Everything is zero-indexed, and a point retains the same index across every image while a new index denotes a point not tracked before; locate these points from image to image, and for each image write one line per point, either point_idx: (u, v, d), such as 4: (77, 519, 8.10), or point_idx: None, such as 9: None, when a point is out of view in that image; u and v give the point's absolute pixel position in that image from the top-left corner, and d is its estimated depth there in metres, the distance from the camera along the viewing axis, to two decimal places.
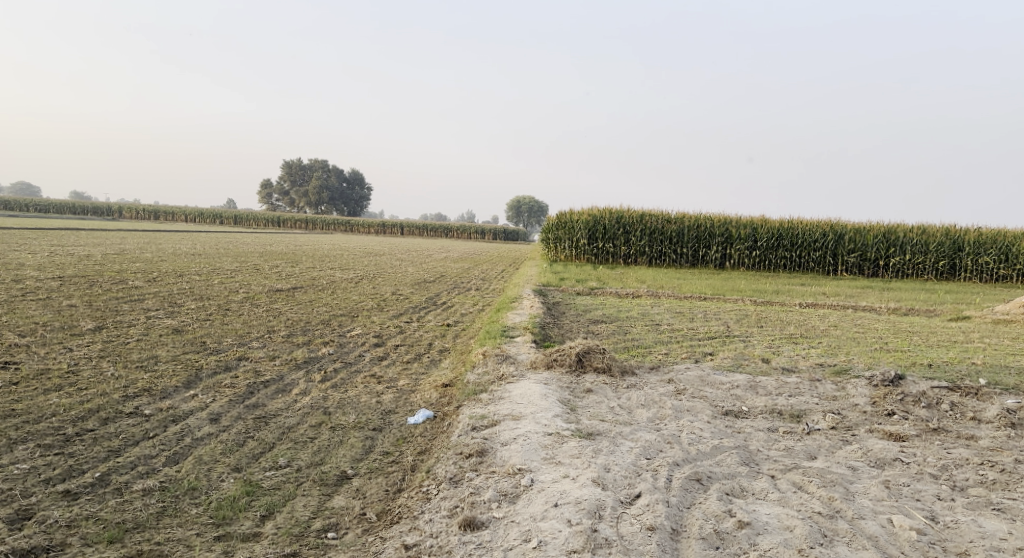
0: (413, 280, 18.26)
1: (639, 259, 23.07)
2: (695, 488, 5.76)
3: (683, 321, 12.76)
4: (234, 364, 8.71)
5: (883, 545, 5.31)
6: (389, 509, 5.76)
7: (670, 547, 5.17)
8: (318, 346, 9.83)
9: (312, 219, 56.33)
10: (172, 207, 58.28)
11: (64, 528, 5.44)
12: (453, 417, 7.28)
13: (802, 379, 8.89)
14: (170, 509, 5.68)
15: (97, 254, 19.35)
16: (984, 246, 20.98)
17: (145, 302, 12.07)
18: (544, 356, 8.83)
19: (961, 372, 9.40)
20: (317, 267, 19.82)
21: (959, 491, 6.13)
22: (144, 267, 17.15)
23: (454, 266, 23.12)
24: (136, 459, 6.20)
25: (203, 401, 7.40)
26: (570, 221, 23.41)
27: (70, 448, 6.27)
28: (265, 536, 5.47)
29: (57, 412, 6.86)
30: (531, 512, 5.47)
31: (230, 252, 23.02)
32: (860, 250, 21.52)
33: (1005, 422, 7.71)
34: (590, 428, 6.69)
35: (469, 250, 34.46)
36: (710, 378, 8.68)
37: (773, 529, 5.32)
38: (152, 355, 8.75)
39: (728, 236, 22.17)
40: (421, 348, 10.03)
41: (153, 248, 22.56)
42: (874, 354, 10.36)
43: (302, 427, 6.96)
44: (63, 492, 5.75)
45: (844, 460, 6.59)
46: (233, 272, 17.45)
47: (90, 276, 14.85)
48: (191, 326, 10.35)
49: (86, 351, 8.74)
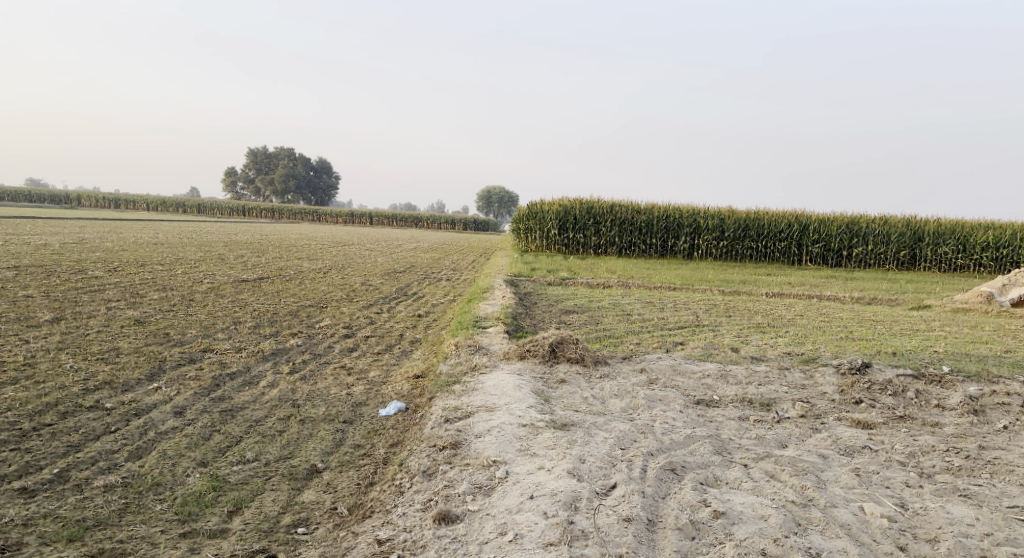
0: (383, 269, 18.09)
1: (609, 250, 23.10)
2: (670, 478, 5.75)
3: (653, 311, 12.76)
4: (199, 355, 8.53)
5: (856, 533, 5.34)
6: (361, 502, 5.67)
7: (646, 539, 5.14)
8: (285, 337, 9.67)
9: (278, 209, 55.51)
10: (131, 196, 57.05)
11: (20, 526, 5.27)
12: (425, 409, 7.19)
13: (771, 368, 8.94)
14: (133, 506, 5.53)
15: (54, 244, 18.82)
16: (943, 237, 21.36)
17: (106, 293, 11.76)
18: (516, 347, 8.77)
19: (925, 360, 9.52)
20: (283, 257, 19.52)
21: (927, 477, 6.19)
22: (104, 256, 16.74)
23: (424, 255, 22.92)
24: (97, 454, 6.02)
25: (167, 394, 7.22)
26: (539, 211, 23.34)
27: (27, 443, 6.08)
28: (232, 532, 5.36)
29: (13, 405, 6.66)
30: (507, 505, 5.41)
31: (194, 242, 22.56)
32: (824, 241, 21.72)
33: (968, 409, 7.83)
34: (564, 419, 6.64)
35: (438, 240, 34.19)
36: (682, 367, 8.70)
37: (748, 519, 5.32)
38: (113, 347, 8.54)
39: (697, 226, 22.28)
40: (392, 340, 9.93)
41: (114, 238, 21.98)
42: (841, 343, 10.47)
43: (270, 420, 6.82)
44: (20, 489, 5.57)
45: (814, 448, 6.63)
46: (197, 261, 17.09)
47: (48, 265, 14.45)
48: (154, 318, 10.11)
49: (44, 343, 8.50)
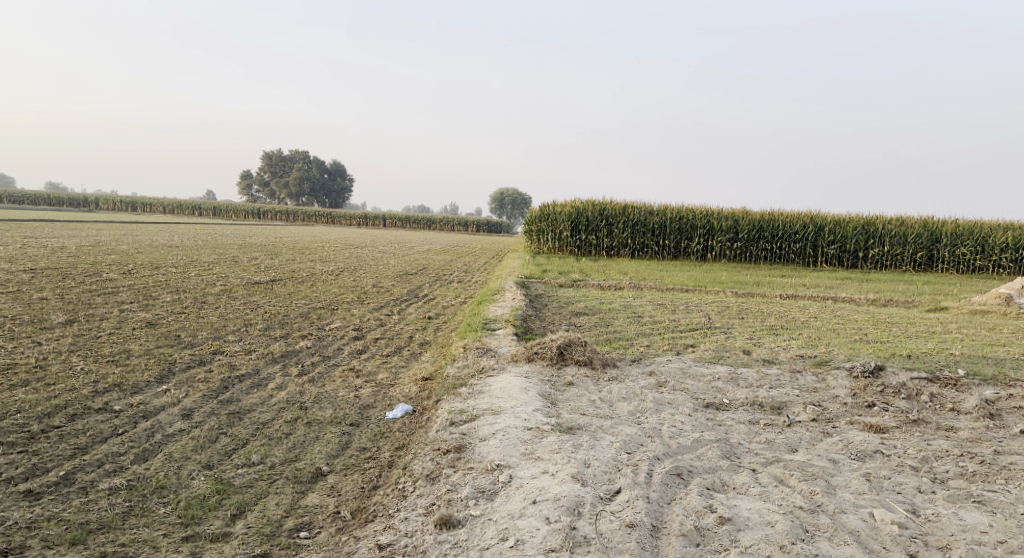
0: (394, 272, 18.03)
1: (621, 251, 23.00)
2: (676, 483, 5.69)
3: (665, 313, 12.67)
4: (209, 358, 8.54)
5: (865, 540, 5.26)
6: (364, 506, 5.64)
7: (650, 545, 5.09)
8: (295, 339, 9.68)
9: (293, 211, 55.74)
10: (148, 199, 57.42)
11: (24, 529, 5.29)
12: (431, 412, 7.17)
13: (782, 371, 8.86)
14: (137, 509, 5.53)
15: (70, 246, 18.90)
16: (961, 238, 21.14)
17: (120, 296, 11.81)
18: (524, 349, 8.72)
19: (938, 363, 9.40)
20: (296, 259, 19.61)
21: (940, 483, 6.09)
22: (119, 259, 16.79)
23: (437, 258, 22.88)
24: (103, 456, 6.03)
25: (175, 396, 7.23)
26: (552, 213, 23.28)
27: (35, 445, 6.10)
28: (235, 536, 5.34)
29: (23, 408, 6.68)
30: (509, 510, 5.37)
31: (208, 244, 22.62)
32: (839, 242, 21.52)
33: (984, 412, 7.71)
34: (570, 422, 6.58)
35: (452, 243, 34.14)
36: (692, 370, 8.61)
37: (754, 525, 5.25)
38: (124, 349, 8.55)
39: (710, 228, 22.14)
40: (402, 342, 9.90)
41: (129, 240, 22.10)
42: (854, 345, 10.35)
43: (277, 423, 6.81)
44: (25, 492, 5.58)
45: (824, 453, 6.53)
46: (211, 264, 17.16)
47: (63, 268, 14.54)
48: (166, 320, 10.15)
49: (55, 345, 8.53)
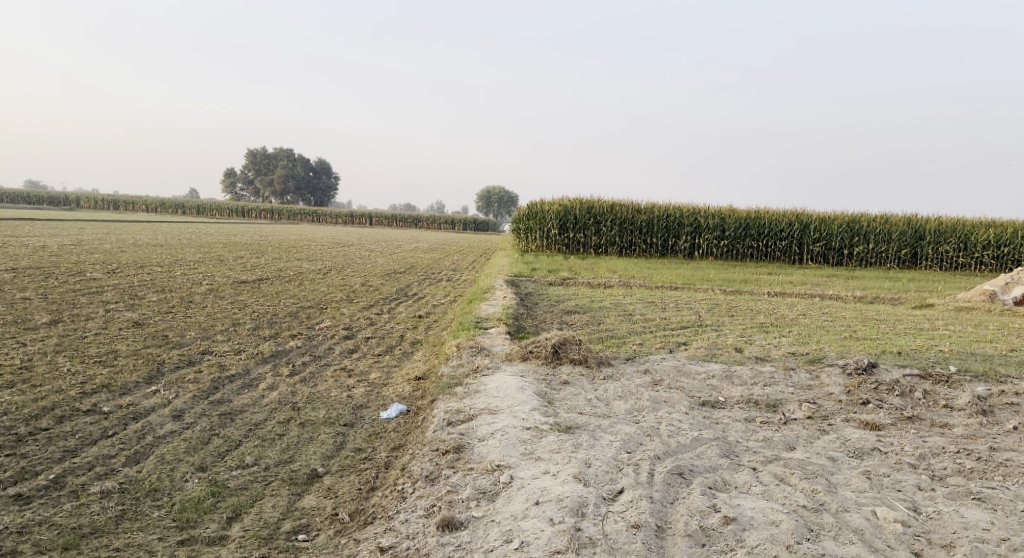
0: (382, 270, 17.93)
1: (609, 249, 22.96)
2: (678, 482, 5.64)
3: (655, 311, 12.65)
4: (198, 358, 8.41)
5: (869, 539, 5.23)
6: (363, 508, 5.56)
7: (655, 546, 5.04)
8: (285, 339, 9.55)
9: (276, 209, 55.28)
10: (131, 199, 57.01)
11: (15, 534, 5.17)
12: (426, 412, 7.08)
13: (776, 369, 8.83)
14: (130, 512, 5.42)
15: (53, 245, 18.64)
16: (944, 235, 21.25)
17: (105, 295, 11.63)
18: (518, 348, 8.65)
19: (930, 359, 9.41)
20: (284, 258, 19.47)
21: (939, 480, 6.07)
22: (102, 258, 16.60)
23: (424, 256, 22.77)
24: (94, 459, 5.91)
25: (165, 397, 7.10)
26: (539, 211, 23.20)
27: (23, 448, 5.98)
28: (231, 539, 5.25)
29: (10, 409, 6.55)
30: (512, 511, 5.30)
31: (193, 243, 22.38)
32: (825, 240, 21.61)
33: (977, 409, 7.72)
34: (568, 422, 6.51)
35: (439, 240, 34.00)
36: (686, 368, 8.57)
37: (759, 524, 5.21)
38: (111, 350, 8.40)
39: (698, 225, 22.17)
40: (393, 341, 9.82)
41: (113, 238, 21.90)
42: (845, 342, 10.35)
43: (269, 424, 6.70)
44: (14, 496, 5.46)
45: (823, 451, 6.51)
46: (196, 263, 16.97)
47: (47, 268, 14.33)
48: (153, 319, 10.01)
49: (41, 346, 8.36)
